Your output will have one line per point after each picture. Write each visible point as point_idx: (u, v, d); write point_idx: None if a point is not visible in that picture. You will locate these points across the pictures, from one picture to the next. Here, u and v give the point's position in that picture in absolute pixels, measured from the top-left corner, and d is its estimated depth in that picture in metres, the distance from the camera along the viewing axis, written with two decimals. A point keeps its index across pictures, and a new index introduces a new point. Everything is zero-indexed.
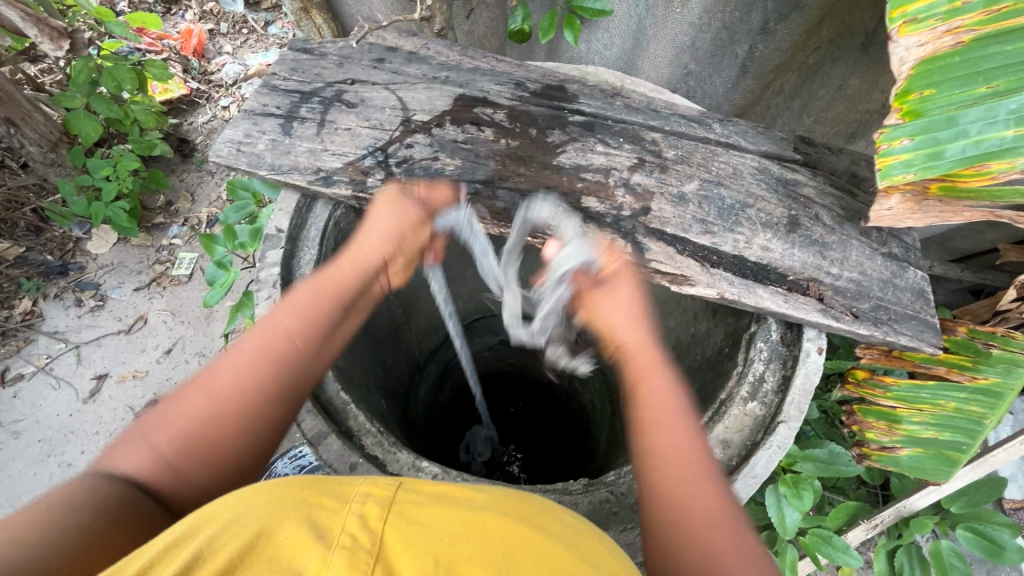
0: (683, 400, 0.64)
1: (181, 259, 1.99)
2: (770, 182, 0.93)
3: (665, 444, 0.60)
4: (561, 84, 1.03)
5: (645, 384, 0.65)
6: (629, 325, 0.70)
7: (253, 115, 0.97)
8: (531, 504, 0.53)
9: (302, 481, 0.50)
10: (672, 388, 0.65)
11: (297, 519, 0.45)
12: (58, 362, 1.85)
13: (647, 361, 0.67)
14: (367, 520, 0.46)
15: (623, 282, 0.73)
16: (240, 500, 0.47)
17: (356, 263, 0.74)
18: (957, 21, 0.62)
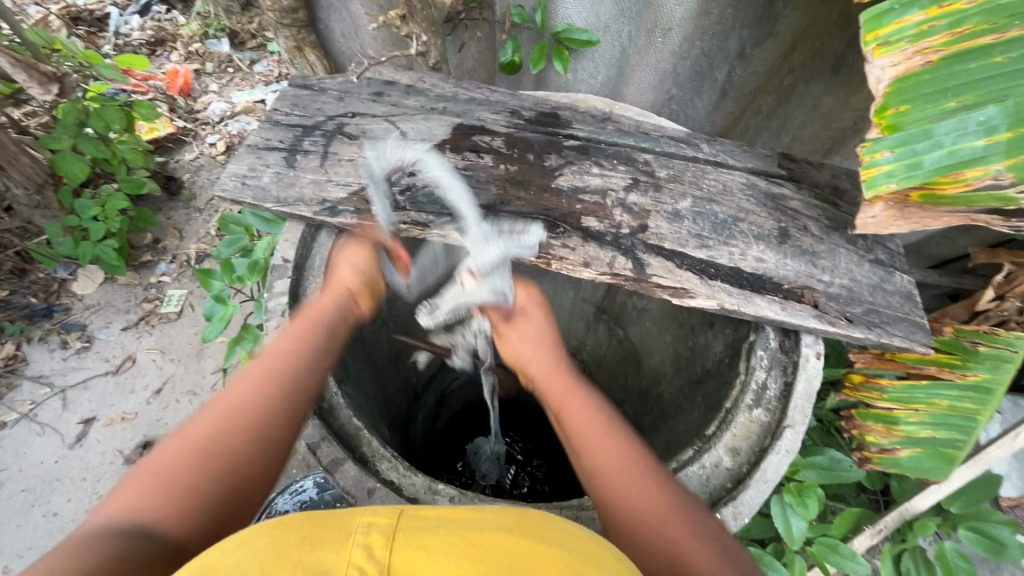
0: (605, 418, 0.77)
1: (170, 296, 1.96)
2: (758, 197, 0.98)
3: (607, 459, 0.72)
4: (554, 111, 1.07)
5: (565, 412, 0.79)
6: (538, 359, 0.87)
7: (257, 149, 1.00)
8: (532, 519, 0.53)
9: (303, 518, 0.50)
10: (586, 409, 0.78)
11: (301, 558, 0.45)
12: (43, 407, 1.80)
13: (564, 390, 0.82)
14: (373, 551, 0.47)
15: (526, 317, 0.92)
16: (235, 548, 0.46)
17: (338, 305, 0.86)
18: (925, 43, 0.68)
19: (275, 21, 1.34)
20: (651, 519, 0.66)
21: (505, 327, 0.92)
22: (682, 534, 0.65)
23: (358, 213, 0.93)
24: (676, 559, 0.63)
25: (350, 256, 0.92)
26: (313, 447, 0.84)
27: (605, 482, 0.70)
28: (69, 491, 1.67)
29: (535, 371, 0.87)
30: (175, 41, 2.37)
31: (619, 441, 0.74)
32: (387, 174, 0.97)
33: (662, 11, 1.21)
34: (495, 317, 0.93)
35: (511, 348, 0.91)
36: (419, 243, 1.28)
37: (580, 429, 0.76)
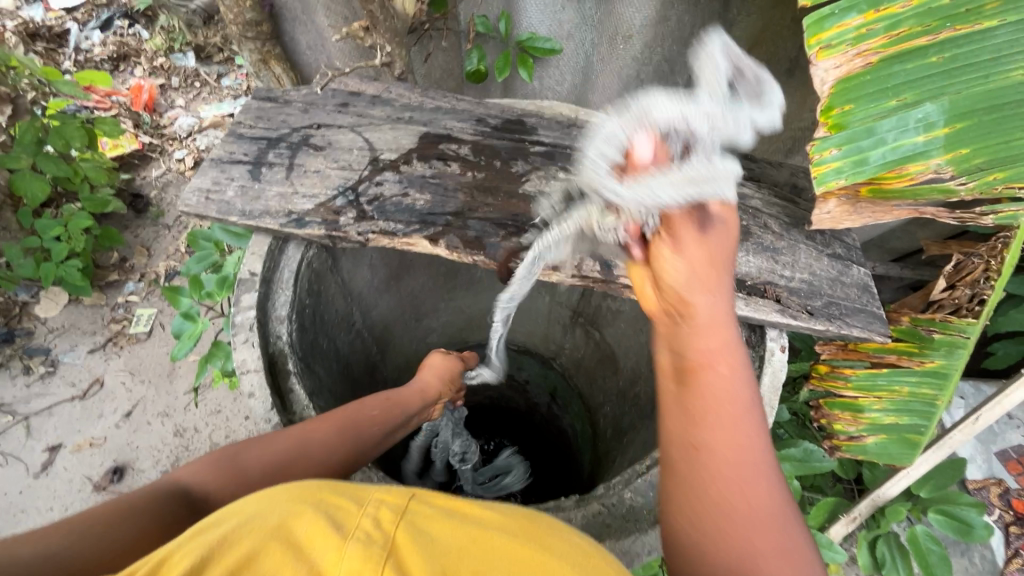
0: (749, 393, 0.60)
1: (139, 315, 1.92)
2: None
3: (724, 442, 0.57)
4: (520, 118, 1.08)
5: (708, 371, 0.60)
6: (702, 292, 0.65)
7: (221, 163, 0.99)
8: (540, 524, 0.54)
9: (320, 484, 0.53)
10: (733, 377, 0.60)
11: (315, 514, 0.48)
12: (5, 436, 1.73)
13: (719, 344, 0.62)
14: (380, 522, 0.49)
15: (717, 233, 0.67)
16: (261, 497, 0.50)
17: (420, 391, 0.97)
18: (864, 45, 0.72)
19: (239, 34, 1.34)
20: (742, 529, 0.53)
21: (688, 236, 0.66)
22: (767, 547, 0.52)
23: (325, 224, 0.93)
24: (746, 573, 0.51)
25: (432, 381, 1.03)
26: None
27: (712, 464, 0.56)
28: (35, 522, 1.61)
29: (699, 302, 0.64)
30: (139, 56, 2.33)
31: (746, 425, 0.58)
32: (354, 184, 0.97)
33: (623, 19, 1.23)
34: (676, 219, 0.66)
35: (674, 264, 0.67)
36: (392, 253, 1.27)
37: (716, 395, 0.59)
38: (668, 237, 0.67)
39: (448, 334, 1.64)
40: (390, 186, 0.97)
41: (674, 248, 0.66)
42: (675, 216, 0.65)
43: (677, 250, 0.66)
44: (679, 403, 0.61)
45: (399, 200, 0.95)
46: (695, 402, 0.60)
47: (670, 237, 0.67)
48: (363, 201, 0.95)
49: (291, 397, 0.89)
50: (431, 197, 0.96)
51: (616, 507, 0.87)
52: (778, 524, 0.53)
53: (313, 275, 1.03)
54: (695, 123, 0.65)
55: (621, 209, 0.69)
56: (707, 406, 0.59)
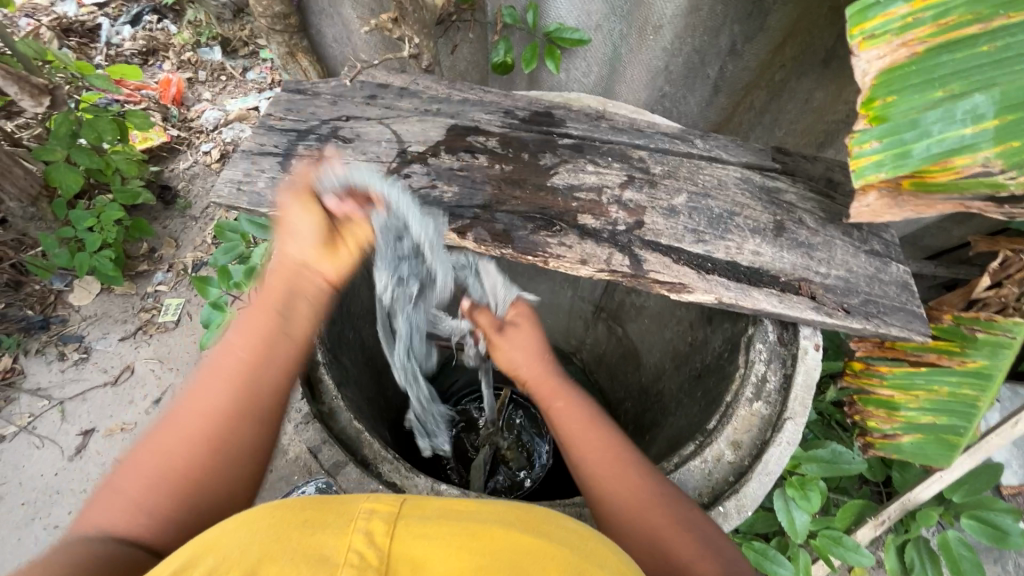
0: (583, 408, 0.81)
1: (168, 305, 1.96)
2: (753, 191, 0.98)
3: (588, 451, 0.75)
4: (548, 110, 1.07)
5: (551, 407, 0.83)
6: (528, 362, 0.90)
7: (252, 154, 0.99)
8: (534, 515, 0.55)
9: (303, 503, 0.53)
10: (574, 404, 0.82)
11: (299, 538, 0.48)
12: (42, 420, 1.79)
13: (550, 390, 0.85)
14: (373, 536, 0.48)
15: (519, 328, 0.95)
16: (237, 528, 0.49)
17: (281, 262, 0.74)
18: (910, 35, 0.69)
19: (267, 27, 1.35)
20: (631, 508, 0.68)
21: (496, 336, 0.95)
22: (662, 522, 0.67)
23: None
24: (654, 542, 0.65)
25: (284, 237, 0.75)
26: (315, 450, 0.84)
27: (585, 470, 0.73)
28: (69, 503, 1.67)
29: (524, 375, 0.90)
30: (167, 50, 2.37)
31: (601, 435, 0.77)
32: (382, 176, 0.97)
33: (653, 8, 1.21)
34: (485, 322, 0.97)
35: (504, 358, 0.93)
36: None
37: (565, 422, 0.80)
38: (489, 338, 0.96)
39: None
40: (417, 178, 0.96)
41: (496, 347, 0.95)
42: (483, 322, 0.97)
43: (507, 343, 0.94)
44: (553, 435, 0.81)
45: (427, 191, 0.95)
46: (559, 432, 0.80)
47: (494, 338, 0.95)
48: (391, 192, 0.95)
49: (319, 388, 0.91)
50: (460, 189, 0.95)
51: None
52: (661, 503, 0.69)
53: None
54: (500, 293, 1.02)
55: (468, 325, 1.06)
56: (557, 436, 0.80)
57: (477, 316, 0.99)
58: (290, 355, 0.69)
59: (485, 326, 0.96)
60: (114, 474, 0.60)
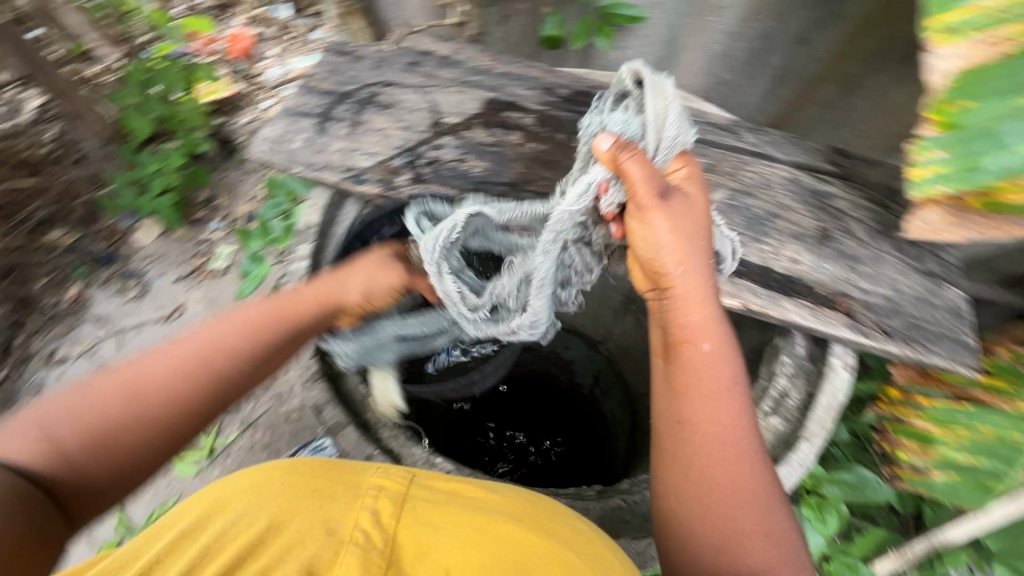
0: (725, 364, 0.71)
1: (221, 253, 2.00)
2: (800, 193, 0.91)
3: (709, 423, 0.69)
4: (591, 90, 1.02)
5: (689, 349, 0.72)
6: (687, 273, 0.73)
7: (290, 114, 1.01)
8: (541, 509, 0.68)
9: (318, 472, 0.68)
10: (715, 358, 0.71)
11: (305, 514, 0.63)
12: (101, 347, 1.92)
13: (699, 321, 0.72)
14: (378, 516, 0.64)
15: (676, 211, 0.73)
16: (252, 493, 0.66)
17: (321, 296, 0.78)
18: (998, 31, 0.60)
19: None
20: (721, 499, 0.66)
21: (654, 208, 0.72)
22: (751, 529, 0.65)
23: (381, 183, 0.94)
24: (732, 545, 0.64)
25: (345, 276, 0.81)
26: (319, 409, 0.88)
27: (694, 435, 0.69)
28: None
29: (677, 280, 0.72)
30: (239, 5, 2.43)
31: (728, 404, 0.70)
32: (414, 145, 0.96)
33: None
34: (641, 192, 0.72)
35: (648, 238, 0.74)
36: None
37: (697, 368, 0.71)
38: (636, 208, 0.73)
39: None
40: (448, 150, 0.96)
41: (642, 217, 0.73)
42: (636, 174, 0.72)
43: (647, 223, 0.73)
44: (668, 375, 0.72)
45: (456, 165, 0.95)
46: (680, 374, 0.71)
47: (641, 213, 0.73)
48: (420, 162, 0.95)
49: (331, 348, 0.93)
50: (489, 165, 0.95)
51: (638, 505, 0.85)
52: (761, 506, 0.66)
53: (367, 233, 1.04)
54: (670, 129, 0.75)
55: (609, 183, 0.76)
56: (688, 381, 0.71)
57: (627, 159, 0.71)
58: (265, 369, 0.73)
59: (642, 188, 0.71)
60: (64, 397, 0.63)
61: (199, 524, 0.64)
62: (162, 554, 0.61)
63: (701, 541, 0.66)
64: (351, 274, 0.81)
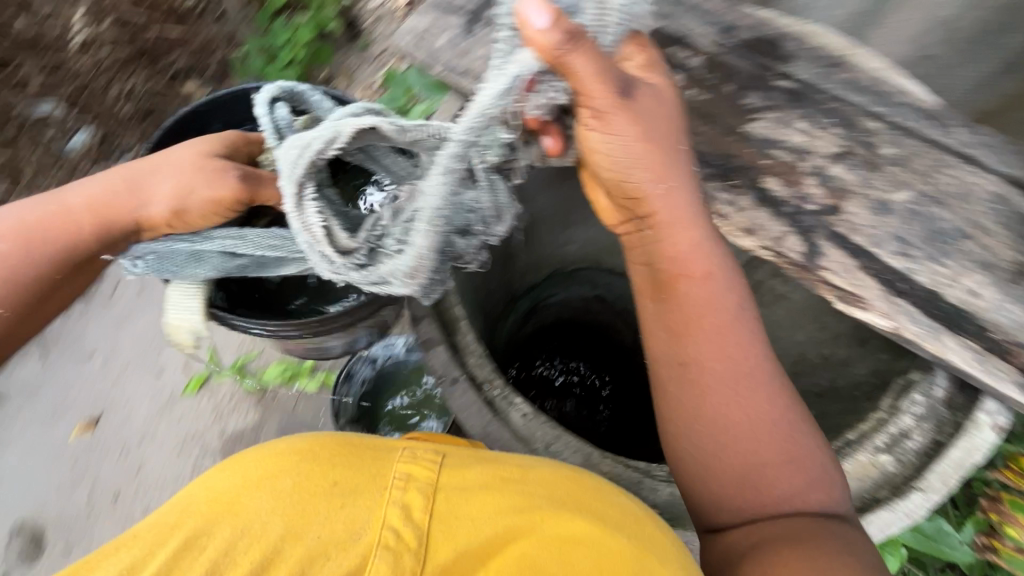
0: (718, 292, 0.73)
1: None
2: (1005, 216, 0.76)
3: (715, 360, 0.72)
4: (777, 38, 0.85)
5: (686, 283, 0.73)
6: (669, 198, 0.70)
7: (438, 9, 0.94)
8: (585, 492, 0.72)
9: (337, 467, 0.75)
10: (707, 290, 0.73)
11: (326, 517, 0.71)
12: None
13: (691, 250, 0.73)
14: (409, 515, 0.72)
15: (641, 120, 0.67)
16: (258, 495, 0.72)
17: (104, 206, 0.83)
18: None
19: None
20: (736, 434, 0.71)
21: (621, 114, 0.66)
22: (773, 458, 0.70)
23: None
24: (757, 472, 0.70)
25: (155, 187, 0.84)
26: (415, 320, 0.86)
27: (701, 374, 0.72)
28: None
29: (658, 204, 0.71)
30: None
31: (728, 337, 0.72)
32: None
33: None
34: (595, 93, 0.63)
35: (614, 152, 0.68)
36: None
37: (693, 300, 0.73)
38: (596, 115, 0.65)
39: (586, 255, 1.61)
40: None
41: (602, 123, 0.66)
42: (584, 68, 0.61)
43: (610, 134, 0.67)
44: (665, 310, 0.74)
45: None
46: (681, 313, 0.73)
47: (600, 119, 0.66)
48: None
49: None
50: None
51: None
52: (785, 436, 0.71)
53: None
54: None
55: (536, 85, 0.67)
56: (688, 319, 0.73)
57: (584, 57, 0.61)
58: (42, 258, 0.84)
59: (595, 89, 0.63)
60: None
61: (209, 531, 0.70)
62: (169, 558, 0.68)
63: (723, 477, 0.71)
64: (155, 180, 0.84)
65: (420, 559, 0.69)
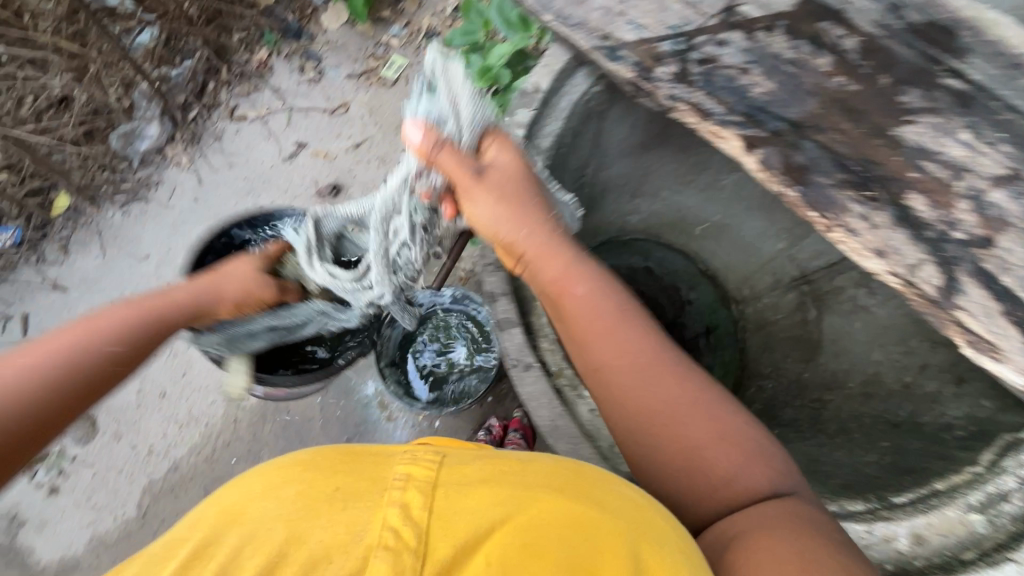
0: (600, 296, 0.91)
1: (391, 62, 2.38)
2: None
3: (615, 359, 0.87)
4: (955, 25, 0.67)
5: (570, 296, 0.90)
6: (538, 234, 0.92)
7: None
8: (582, 478, 0.82)
9: (329, 473, 0.80)
10: (588, 293, 0.90)
11: (324, 512, 0.75)
12: (274, 117, 2.37)
13: (567, 273, 0.91)
14: (408, 511, 0.75)
15: (498, 179, 0.92)
16: (261, 502, 0.77)
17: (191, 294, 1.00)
18: None
19: None
20: (656, 421, 0.83)
21: (479, 186, 0.91)
22: (705, 438, 0.81)
23: (637, 68, 0.83)
24: (693, 455, 0.80)
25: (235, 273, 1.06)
26: (496, 300, 1.03)
27: (604, 371, 0.87)
28: (274, 194, 2.28)
29: (529, 246, 0.92)
30: None
31: (621, 335, 0.89)
32: (691, 32, 0.77)
33: None
34: (457, 175, 0.92)
35: (481, 213, 0.93)
36: (658, 118, 1.22)
37: (582, 310, 0.90)
38: (465, 191, 0.93)
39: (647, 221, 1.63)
40: (730, 54, 0.76)
41: (472, 197, 0.93)
42: (447, 162, 0.92)
43: (476, 199, 0.92)
44: (564, 322, 0.92)
45: (734, 76, 0.77)
46: (576, 323, 0.89)
47: (468, 192, 0.93)
48: (692, 58, 0.79)
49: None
50: (776, 89, 0.75)
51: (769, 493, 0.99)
52: (699, 413, 0.82)
53: (586, 114, 1.07)
54: (462, 111, 0.93)
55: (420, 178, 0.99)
56: (583, 329, 0.89)
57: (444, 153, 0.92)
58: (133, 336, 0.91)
59: (459, 175, 0.92)
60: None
61: (216, 541, 0.74)
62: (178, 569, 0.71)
63: (671, 470, 0.81)
64: (237, 267, 1.07)
65: (420, 558, 0.71)
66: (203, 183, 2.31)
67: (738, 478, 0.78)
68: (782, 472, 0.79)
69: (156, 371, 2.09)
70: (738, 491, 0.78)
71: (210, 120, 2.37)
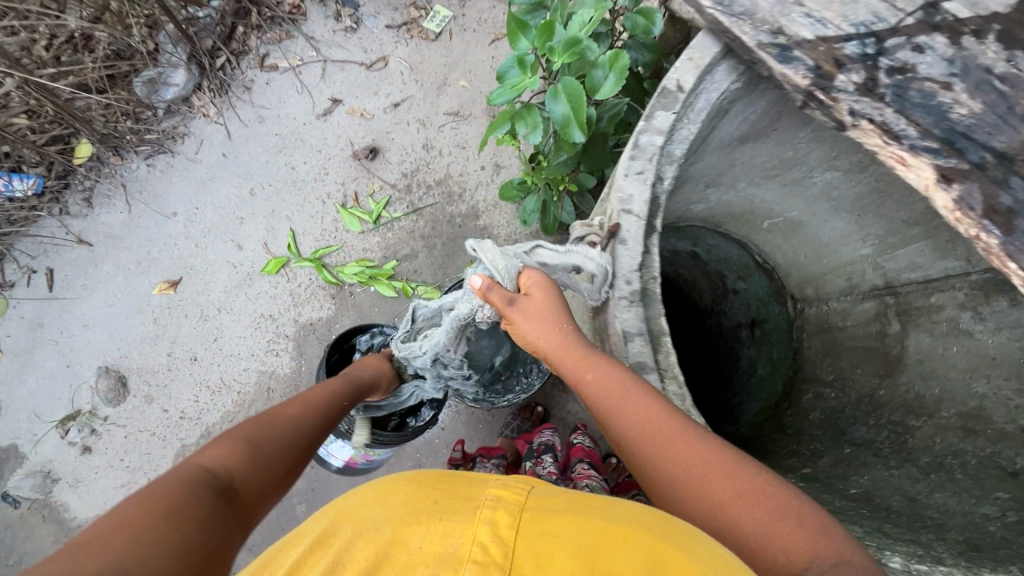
0: (614, 373, 0.89)
1: (435, 13, 2.19)
2: None
3: (630, 429, 0.85)
4: None
5: (584, 381, 0.90)
6: (552, 332, 0.94)
7: None
8: (673, 524, 0.71)
9: (429, 488, 0.71)
10: (601, 374, 0.89)
11: (416, 528, 0.65)
12: (307, 69, 2.20)
13: (580, 361, 0.92)
14: (497, 532, 0.64)
15: (531, 301, 0.96)
16: (369, 506, 0.69)
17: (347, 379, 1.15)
18: None
19: None
20: (677, 487, 0.81)
21: (514, 316, 0.95)
22: (727, 497, 0.77)
23: (814, 73, 0.87)
24: (719, 517, 0.76)
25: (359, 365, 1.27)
26: (628, 337, 0.94)
27: (623, 443, 0.87)
28: (307, 155, 2.14)
29: (548, 346, 0.95)
30: None
31: (639, 398, 0.86)
32: (884, 30, 0.82)
33: None
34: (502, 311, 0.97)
35: (522, 330, 0.96)
36: (777, 107, 1.12)
37: (601, 389, 0.88)
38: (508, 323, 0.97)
39: (713, 215, 1.56)
40: (932, 63, 0.78)
41: (515, 327, 0.97)
42: (496, 302, 0.96)
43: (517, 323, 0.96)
44: (585, 400, 0.92)
45: (932, 90, 0.78)
46: (596, 403, 0.89)
47: (512, 323, 0.97)
48: (883, 62, 0.82)
49: (647, 262, 0.97)
50: (982, 110, 0.75)
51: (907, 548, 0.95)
52: (719, 471, 0.79)
53: (717, 113, 1.04)
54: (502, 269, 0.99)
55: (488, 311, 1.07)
56: (598, 409, 0.89)
57: (490, 297, 0.96)
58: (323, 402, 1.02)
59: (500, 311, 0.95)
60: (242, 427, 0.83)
61: (332, 531, 0.67)
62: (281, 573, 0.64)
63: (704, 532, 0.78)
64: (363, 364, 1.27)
65: None
66: (232, 137, 2.17)
67: (774, 539, 0.72)
68: (817, 532, 0.71)
69: (190, 334, 2.04)
70: (773, 556, 0.71)
71: (239, 68, 2.20)
